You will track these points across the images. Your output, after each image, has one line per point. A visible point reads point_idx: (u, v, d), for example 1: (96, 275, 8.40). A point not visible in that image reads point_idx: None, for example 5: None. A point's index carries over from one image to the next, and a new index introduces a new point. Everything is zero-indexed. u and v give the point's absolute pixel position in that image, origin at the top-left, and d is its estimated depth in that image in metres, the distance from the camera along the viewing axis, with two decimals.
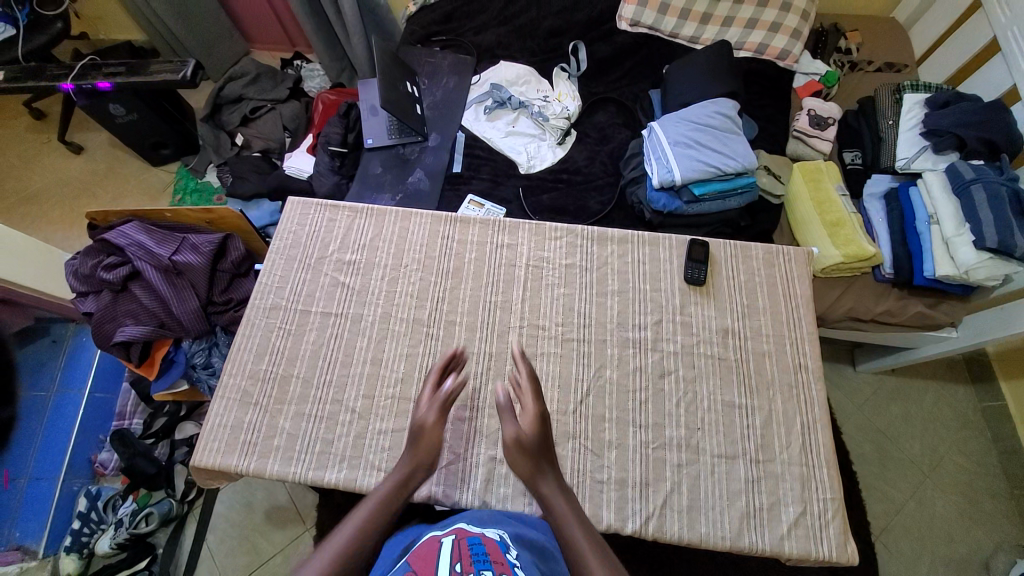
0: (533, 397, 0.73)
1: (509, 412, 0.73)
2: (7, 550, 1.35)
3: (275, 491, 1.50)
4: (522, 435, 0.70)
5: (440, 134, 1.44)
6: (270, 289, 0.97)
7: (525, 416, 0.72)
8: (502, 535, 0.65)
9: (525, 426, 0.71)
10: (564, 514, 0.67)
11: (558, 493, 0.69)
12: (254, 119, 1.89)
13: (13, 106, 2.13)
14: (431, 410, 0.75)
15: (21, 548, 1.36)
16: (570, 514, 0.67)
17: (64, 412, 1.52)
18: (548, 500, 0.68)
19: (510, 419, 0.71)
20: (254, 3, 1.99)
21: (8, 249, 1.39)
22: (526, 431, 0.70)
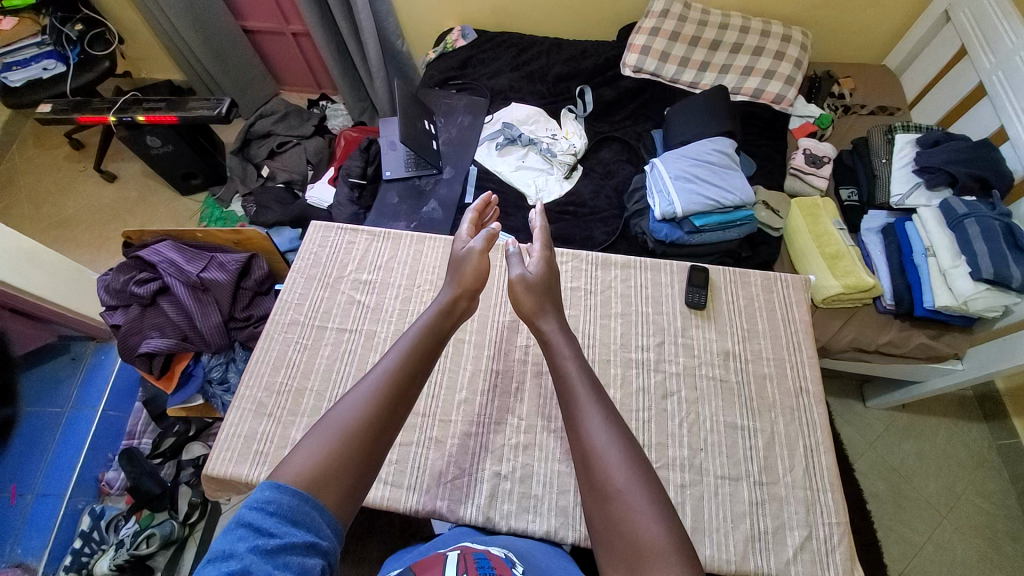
0: (541, 246, 0.90)
1: (518, 259, 0.89)
2: (7, 567, 1.34)
3: None
4: (527, 273, 0.85)
5: (453, 168, 1.53)
6: (290, 306, 1.03)
7: (531, 260, 0.89)
8: (506, 555, 0.65)
9: (531, 268, 0.87)
10: (563, 352, 0.74)
11: (558, 332, 0.78)
12: (280, 152, 2.01)
13: (55, 138, 2.29)
14: (478, 245, 0.88)
15: (21, 566, 1.36)
16: (566, 347, 0.75)
17: (76, 429, 1.56)
18: (540, 330, 0.79)
19: (519, 263, 0.88)
20: (287, 50, 2.17)
21: (42, 266, 1.48)
22: (534, 272, 0.87)
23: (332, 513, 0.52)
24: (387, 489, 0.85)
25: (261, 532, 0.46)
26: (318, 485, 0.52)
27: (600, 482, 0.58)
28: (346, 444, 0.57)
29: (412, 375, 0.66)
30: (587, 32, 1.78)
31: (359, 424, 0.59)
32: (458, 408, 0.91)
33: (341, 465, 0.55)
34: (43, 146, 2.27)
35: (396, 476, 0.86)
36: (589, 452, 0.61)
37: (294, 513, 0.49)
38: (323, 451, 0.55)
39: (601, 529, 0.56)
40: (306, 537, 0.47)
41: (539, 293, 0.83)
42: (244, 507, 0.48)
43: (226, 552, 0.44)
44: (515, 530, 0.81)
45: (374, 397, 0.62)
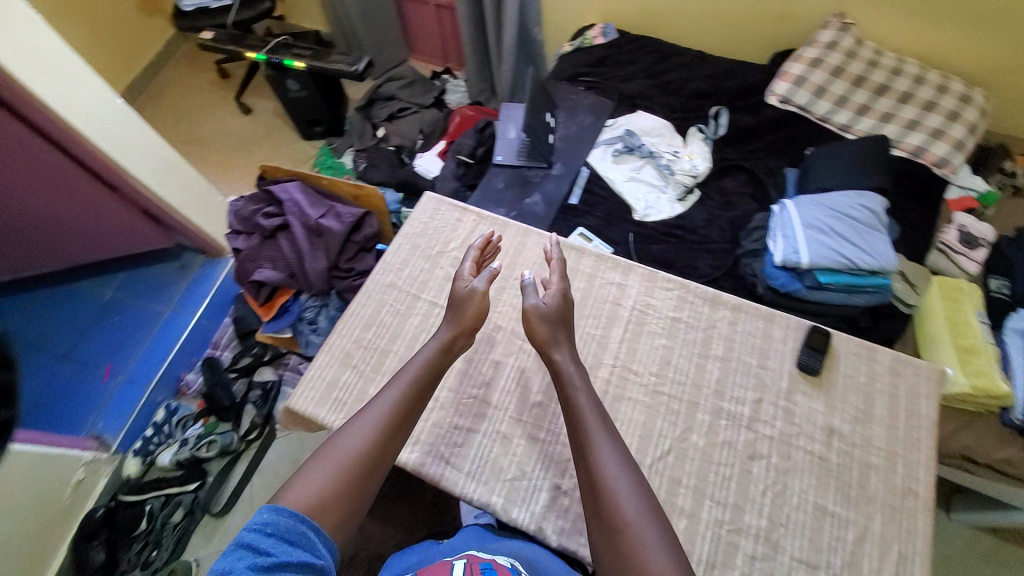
0: (558, 278, 0.86)
1: (534, 290, 0.84)
2: (88, 436, 1.55)
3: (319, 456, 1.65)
4: (541, 303, 0.83)
5: (565, 165, 1.52)
6: (391, 268, 1.06)
7: (548, 292, 0.86)
8: (512, 564, 0.66)
9: (546, 299, 0.84)
10: (574, 387, 0.76)
11: (571, 365, 0.79)
12: (398, 117, 2.11)
13: (205, 63, 2.52)
14: (481, 283, 0.86)
15: (99, 439, 1.56)
16: (579, 382, 0.77)
17: (171, 328, 1.73)
18: (551, 361, 0.80)
19: (534, 294, 0.84)
20: (426, 20, 2.25)
21: (178, 176, 1.60)
22: (550, 303, 0.84)
23: (327, 535, 0.61)
24: (447, 469, 0.86)
25: (257, 551, 0.54)
26: (316, 509, 0.61)
27: (609, 515, 0.63)
28: (348, 469, 0.66)
29: (411, 408, 0.74)
30: (734, 51, 1.69)
31: (361, 453, 0.68)
32: (531, 410, 0.90)
33: (340, 493, 0.64)
34: (194, 69, 2.50)
35: (458, 459, 0.86)
36: (598, 485, 0.66)
37: (290, 534, 0.57)
38: (325, 478, 0.64)
39: (608, 559, 0.61)
40: (302, 557, 0.56)
41: (552, 326, 0.82)
42: (245, 530, 0.56)
43: (226, 570, 0.52)
44: (565, 548, 0.79)
45: (375, 427, 0.70)
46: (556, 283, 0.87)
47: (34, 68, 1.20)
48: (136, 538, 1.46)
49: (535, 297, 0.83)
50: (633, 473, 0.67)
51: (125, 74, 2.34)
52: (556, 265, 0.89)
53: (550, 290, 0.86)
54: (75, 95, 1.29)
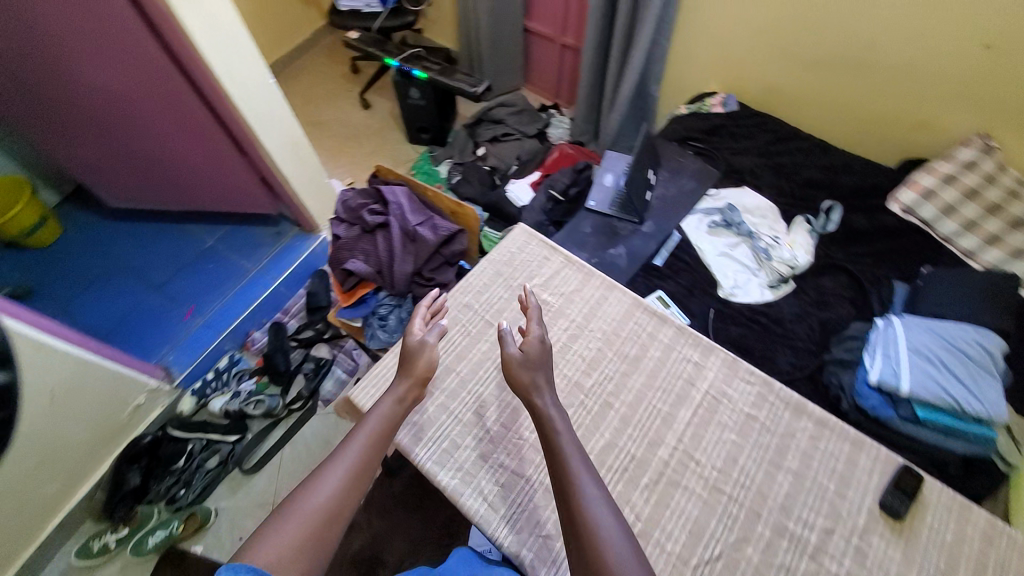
0: (537, 325, 0.86)
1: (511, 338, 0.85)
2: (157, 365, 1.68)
3: None
4: (518, 351, 0.83)
5: (656, 224, 1.49)
6: (471, 289, 1.08)
7: (527, 339, 0.85)
8: None
9: (526, 346, 0.84)
10: (555, 427, 0.75)
11: (553, 408, 0.78)
12: (501, 141, 2.20)
13: (340, 57, 2.76)
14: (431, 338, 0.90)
15: (166, 370, 1.68)
16: (560, 422, 0.76)
17: (253, 286, 1.86)
18: (535, 403, 0.78)
19: (512, 341, 0.84)
20: (550, 58, 2.37)
21: (301, 158, 1.72)
22: (529, 349, 0.84)
23: None
24: (483, 506, 0.84)
25: None
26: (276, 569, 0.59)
27: (594, 564, 0.60)
28: (315, 522, 0.64)
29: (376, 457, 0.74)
30: (870, 154, 1.64)
31: (327, 507, 0.66)
32: None
33: (298, 550, 0.61)
34: (330, 60, 2.75)
35: (495, 499, 0.85)
36: (582, 531, 0.63)
37: None
38: (287, 537, 0.62)
39: None
40: None
41: (533, 370, 0.82)
42: None
43: None
44: None
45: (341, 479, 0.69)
46: (531, 328, 0.86)
47: (213, 39, 1.30)
48: (173, 472, 1.57)
49: (512, 340, 0.84)
50: (622, 525, 0.64)
51: (272, 54, 2.61)
52: (532, 311, 0.90)
53: (527, 337, 0.86)
54: (239, 68, 1.38)
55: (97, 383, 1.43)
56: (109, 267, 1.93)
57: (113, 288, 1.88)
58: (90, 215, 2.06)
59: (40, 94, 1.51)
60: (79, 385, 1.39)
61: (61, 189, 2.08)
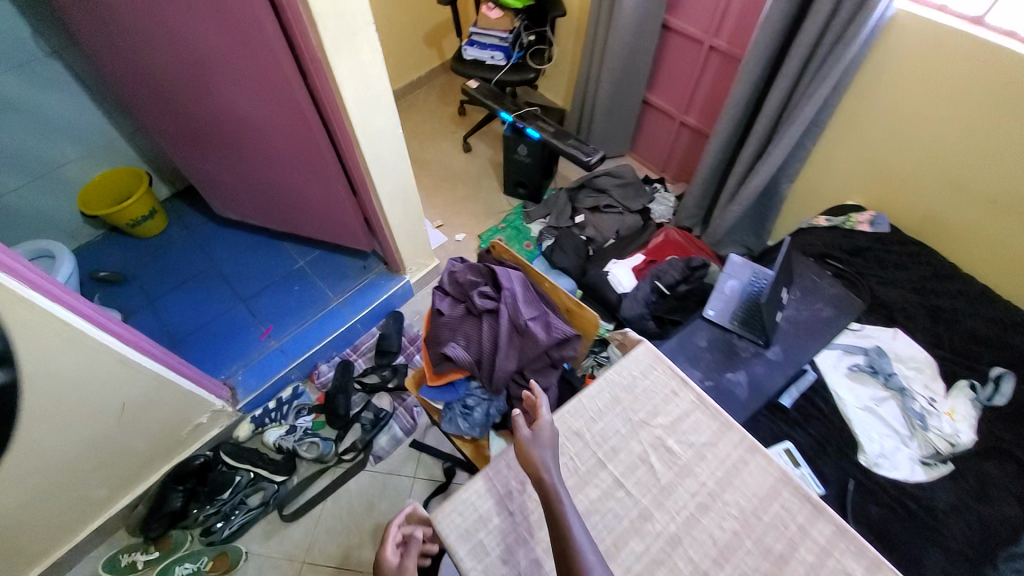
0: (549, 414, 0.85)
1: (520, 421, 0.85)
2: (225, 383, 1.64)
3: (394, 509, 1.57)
4: (523, 428, 0.83)
5: (785, 351, 1.31)
6: (584, 413, 0.92)
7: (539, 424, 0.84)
8: None
9: (539, 428, 0.83)
10: (556, 493, 0.75)
11: (553, 473, 0.78)
12: (602, 211, 2.08)
13: (451, 97, 2.80)
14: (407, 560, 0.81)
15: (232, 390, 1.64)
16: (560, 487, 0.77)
17: (332, 319, 1.82)
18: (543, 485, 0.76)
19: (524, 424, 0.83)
20: (665, 131, 2.26)
21: (409, 207, 1.70)
22: (539, 431, 0.84)
23: None
24: None
25: None
26: None
27: None
28: None
29: None
30: None
31: None
32: None
33: None
34: (441, 99, 2.79)
35: None
36: None
37: None
38: None
39: None
40: None
41: (541, 448, 0.81)
42: None
43: None
44: None
45: None
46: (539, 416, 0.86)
47: (360, 91, 1.28)
48: (216, 501, 1.49)
49: (524, 431, 0.83)
50: None
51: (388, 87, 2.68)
52: (537, 405, 0.87)
53: (537, 424, 0.85)
54: (377, 120, 1.37)
55: (173, 401, 1.39)
56: (204, 270, 1.96)
57: (203, 295, 1.89)
58: (193, 215, 2.13)
59: (179, 109, 1.52)
60: (155, 402, 1.34)
61: (174, 185, 2.16)
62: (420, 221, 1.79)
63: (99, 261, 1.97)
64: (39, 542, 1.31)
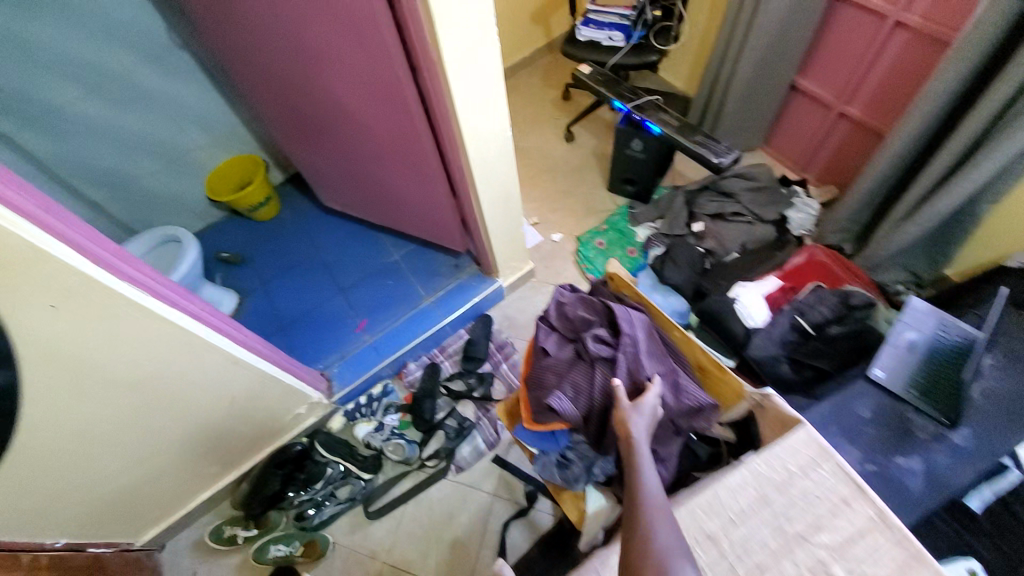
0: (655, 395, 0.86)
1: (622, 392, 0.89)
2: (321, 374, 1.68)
3: (471, 527, 1.52)
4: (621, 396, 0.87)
5: (976, 436, 1.00)
6: (721, 512, 0.77)
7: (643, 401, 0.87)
8: None
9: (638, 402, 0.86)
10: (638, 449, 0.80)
11: (640, 432, 0.82)
12: (726, 219, 1.78)
13: (556, 79, 2.58)
14: None
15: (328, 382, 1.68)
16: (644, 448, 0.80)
17: (423, 319, 1.77)
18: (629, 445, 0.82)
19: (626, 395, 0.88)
20: (814, 125, 1.87)
21: (509, 211, 1.57)
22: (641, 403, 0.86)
23: None
24: None
25: None
26: None
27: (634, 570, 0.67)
28: None
29: None
30: None
31: None
32: None
33: None
34: (545, 81, 2.59)
35: None
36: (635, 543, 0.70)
37: None
38: None
39: None
40: None
41: (636, 415, 0.85)
42: None
43: None
44: None
45: None
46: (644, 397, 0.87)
47: (471, 92, 1.15)
48: (310, 489, 1.55)
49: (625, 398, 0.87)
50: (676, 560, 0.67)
51: None
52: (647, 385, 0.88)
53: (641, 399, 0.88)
54: (486, 123, 1.24)
55: (273, 396, 1.44)
56: (309, 257, 2.02)
57: (309, 282, 1.95)
58: (301, 201, 2.20)
59: (292, 104, 1.51)
60: (260, 396, 1.39)
61: (288, 171, 2.24)
62: (518, 225, 1.66)
63: (223, 242, 2.12)
64: (159, 506, 1.45)
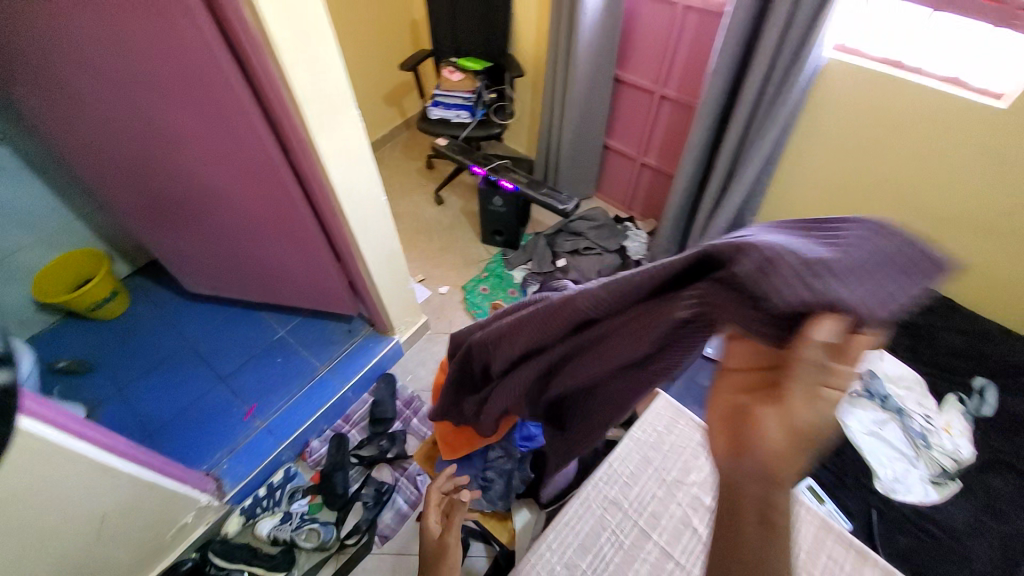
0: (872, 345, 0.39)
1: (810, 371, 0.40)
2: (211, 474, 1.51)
3: None
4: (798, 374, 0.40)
5: None
6: (617, 479, 0.98)
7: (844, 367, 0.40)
8: None
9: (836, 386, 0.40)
10: (802, 435, 0.41)
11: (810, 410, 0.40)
12: (581, 254, 2.14)
13: (418, 150, 2.84)
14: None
15: (218, 481, 1.51)
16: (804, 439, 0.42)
17: (321, 390, 1.73)
18: (782, 443, 0.42)
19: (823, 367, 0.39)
20: (627, 173, 2.37)
21: (394, 268, 1.68)
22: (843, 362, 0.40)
23: None
24: None
25: None
26: None
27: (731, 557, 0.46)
28: None
29: None
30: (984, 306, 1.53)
31: None
32: None
33: None
34: (408, 153, 2.82)
35: None
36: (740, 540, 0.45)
37: None
38: None
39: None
40: None
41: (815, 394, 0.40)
42: None
43: None
44: None
45: None
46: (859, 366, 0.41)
47: (343, 164, 1.28)
48: None
49: (819, 359, 0.39)
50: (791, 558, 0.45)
51: None
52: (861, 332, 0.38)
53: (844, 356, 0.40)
54: (360, 188, 1.37)
55: (153, 503, 1.26)
56: (175, 352, 1.83)
57: (184, 374, 1.77)
58: (155, 293, 2.00)
59: (147, 190, 1.46)
60: (137, 507, 1.21)
61: (135, 262, 2.04)
62: (405, 281, 1.77)
63: (57, 350, 1.81)
64: None
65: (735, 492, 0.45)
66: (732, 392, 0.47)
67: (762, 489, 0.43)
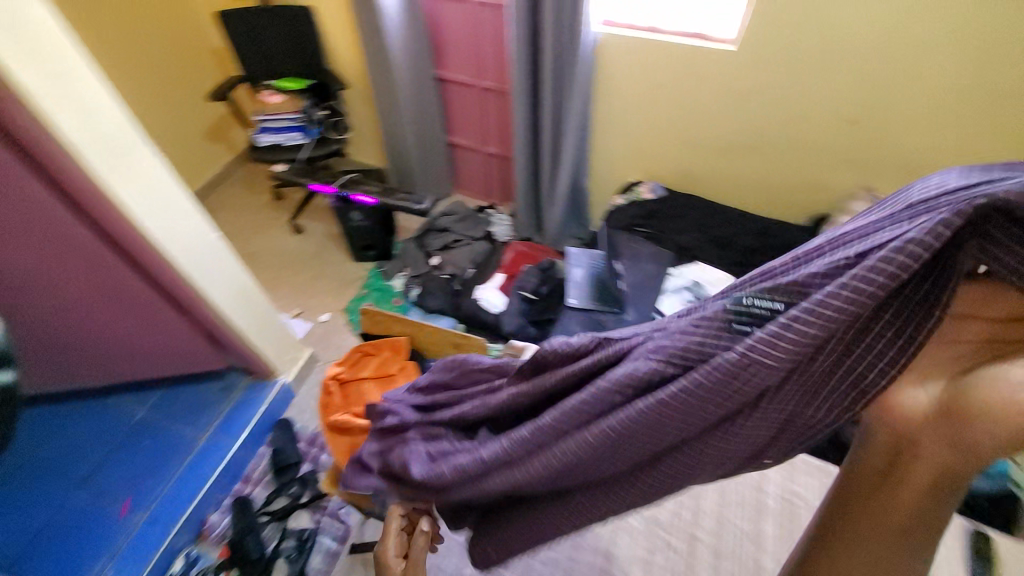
0: None
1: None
2: None
3: None
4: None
5: (636, 309, 1.66)
6: None
7: None
8: None
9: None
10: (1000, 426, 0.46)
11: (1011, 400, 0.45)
12: (452, 248, 2.18)
13: (261, 184, 2.66)
14: None
15: None
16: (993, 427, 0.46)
17: (207, 459, 1.58)
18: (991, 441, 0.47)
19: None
20: (476, 164, 2.48)
21: (253, 306, 1.57)
22: None
23: None
24: None
25: None
26: None
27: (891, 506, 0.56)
28: None
29: None
30: (769, 209, 1.88)
31: None
32: None
33: None
34: (251, 189, 2.63)
35: None
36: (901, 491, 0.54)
37: None
38: None
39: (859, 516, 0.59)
40: None
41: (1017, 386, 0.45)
42: None
43: None
44: None
45: None
46: None
47: (145, 198, 1.18)
48: None
49: None
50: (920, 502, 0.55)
51: None
52: None
53: None
54: (179, 224, 1.27)
55: None
56: (5, 473, 1.52)
57: (23, 497, 1.48)
58: None
59: None
60: None
61: None
62: (271, 317, 1.67)
63: None
64: None
65: (912, 459, 0.53)
66: (946, 374, 0.51)
67: (956, 464, 0.50)
